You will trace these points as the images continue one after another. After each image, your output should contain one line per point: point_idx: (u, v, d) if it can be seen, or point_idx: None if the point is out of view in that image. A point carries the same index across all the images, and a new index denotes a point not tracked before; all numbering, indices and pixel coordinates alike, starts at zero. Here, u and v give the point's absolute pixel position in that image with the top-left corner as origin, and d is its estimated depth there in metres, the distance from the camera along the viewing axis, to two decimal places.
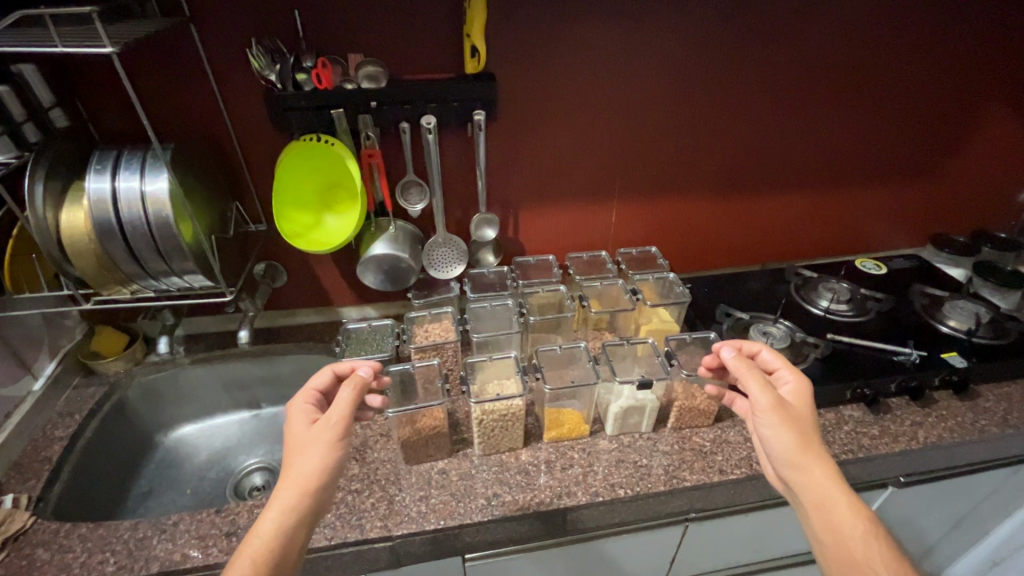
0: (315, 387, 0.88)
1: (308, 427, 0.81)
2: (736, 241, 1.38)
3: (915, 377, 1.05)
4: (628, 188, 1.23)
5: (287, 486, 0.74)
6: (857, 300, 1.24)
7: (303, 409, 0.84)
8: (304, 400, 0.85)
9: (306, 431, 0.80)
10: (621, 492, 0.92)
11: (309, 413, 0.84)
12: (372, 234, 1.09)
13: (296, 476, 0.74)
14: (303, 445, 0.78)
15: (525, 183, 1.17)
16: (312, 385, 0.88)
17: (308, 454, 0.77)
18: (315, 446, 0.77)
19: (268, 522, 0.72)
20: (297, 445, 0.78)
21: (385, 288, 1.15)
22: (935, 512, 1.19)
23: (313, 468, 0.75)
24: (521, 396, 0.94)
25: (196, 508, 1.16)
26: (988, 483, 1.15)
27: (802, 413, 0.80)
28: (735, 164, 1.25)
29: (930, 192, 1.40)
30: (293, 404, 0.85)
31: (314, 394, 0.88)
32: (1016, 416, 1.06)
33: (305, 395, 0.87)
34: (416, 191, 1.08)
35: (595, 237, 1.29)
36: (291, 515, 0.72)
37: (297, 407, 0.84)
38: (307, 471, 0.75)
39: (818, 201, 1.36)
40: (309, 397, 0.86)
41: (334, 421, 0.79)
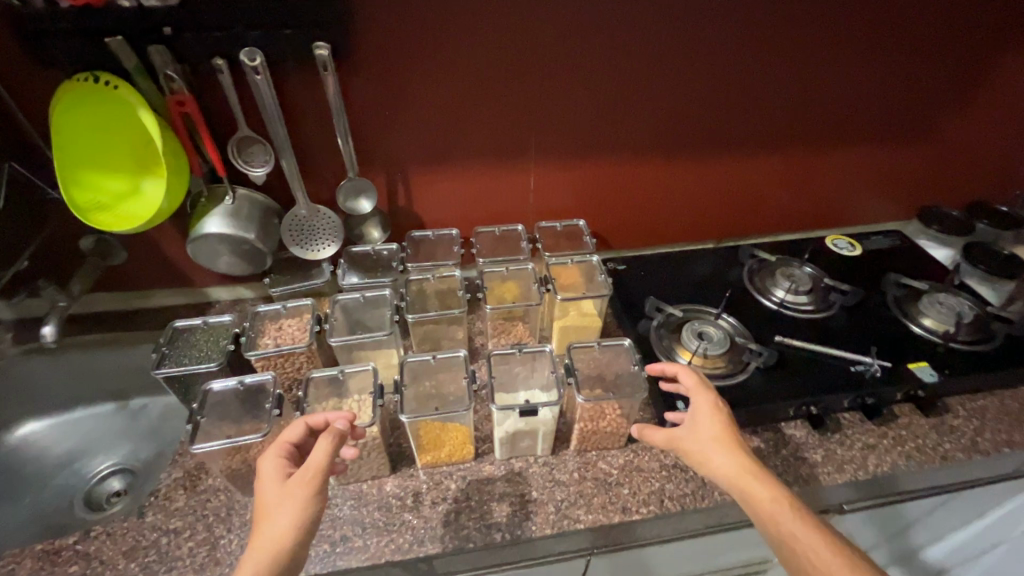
0: (288, 440, 0.69)
1: (281, 483, 0.63)
2: (685, 213, 1.15)
3: (874, 394, 0.86)
4: (550, 148, 0.99)
5: (256, 555, 0.57)
6: (818, 291, 1.03)
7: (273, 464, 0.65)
8: (275, 456, 0.66)
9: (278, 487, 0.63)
10: (498, 537, 0.76)
11: (282, 468, 0.65)
12: (204, 207, 0.85)
13: (262, 546, 0.57)
14: (271, 508, 0.60)
15: (411, 140, 0.92)
16: (284, 438, 0.69)
17: (281, 513, 0.59)
18: (295, 509, 0.60)
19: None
20: (273, 503, 0.61)
21: (236, 272, 0.92)
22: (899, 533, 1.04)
23: (290, 530, 0.58)
24: (372, 426, 0.75)
25: (30, 524, 0.99)
26: (965, 503, 0.98)
27: (711, 423, 0.69)
28: (686, 120, 1.00)
29: (924, 156, 1.16)
30: (260, 461, 0.67)
31: (286, 447, 0.68)
32: (987, 437, 0.88)
33: (277, 449, 0.67)
34: (259, 150, 0.83)
35: (510, 206, 1.06)
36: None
37: (266, 467, 0.65)
38: (282, 536, 0.58)
39: (787, 167, 1.12)
40: (281, 451, 0.67)
41: (308, 477, 0.62)
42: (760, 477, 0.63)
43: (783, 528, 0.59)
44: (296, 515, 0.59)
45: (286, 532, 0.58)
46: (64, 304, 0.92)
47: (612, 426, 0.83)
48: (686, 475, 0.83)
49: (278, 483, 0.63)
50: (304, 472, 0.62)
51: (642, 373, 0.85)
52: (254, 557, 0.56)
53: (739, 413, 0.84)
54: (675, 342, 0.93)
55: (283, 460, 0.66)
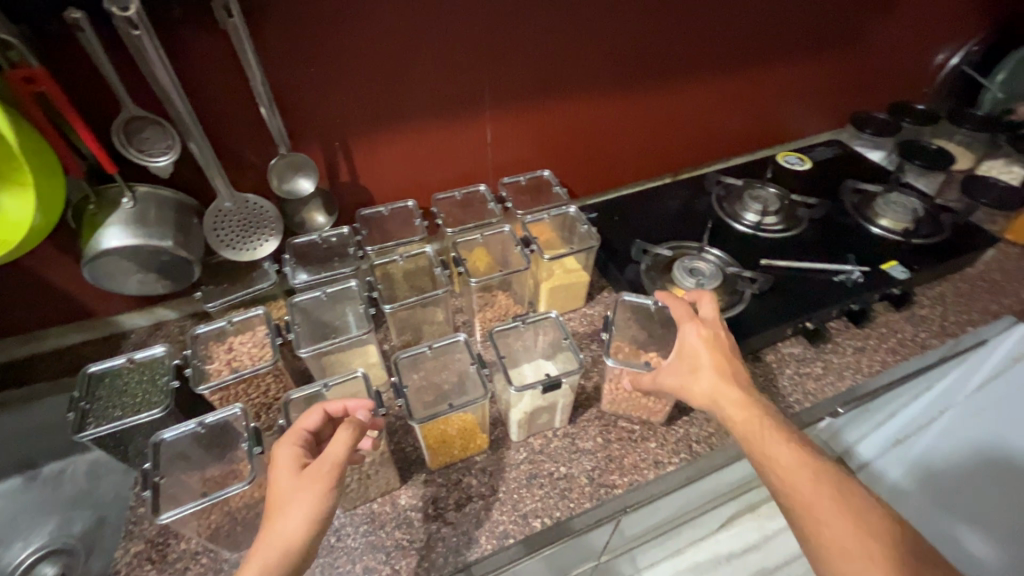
0: (304, 428, 0.59)
1: (296, 475, 0.53)
2: (647, 148, 1.10)
3: (859, 299, 0.89)
4: (505, 92, 0.88)
5: (263, 555, 0.48)
6: (786, 208, 1.04)
7: (290, 451, 0.55)
8: (291, 443, 0.56)
9: (293, 478, 0.53)
10: (536, 525, 0.70)
11: (298, 458, 0.55)
12: (95, 216, 0.66)
13: (271, 546, 0.49)
14: (281, 505, 0.51)
15: (346, 100, 0.77)
16: (299, 427, 0.59)
17: (292, 507, 0.50)
18: (311, 504, 0.51)
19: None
20: (283, 499, 0.51)
21: (158, 291, 0.74)
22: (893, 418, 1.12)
23: (301, 527, 0.50)
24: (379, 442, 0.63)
25: None
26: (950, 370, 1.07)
27: (697, 349, 0.68)
28: (642, 44, 0.93)
29: (855, 61, 1.18)
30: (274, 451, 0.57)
31: (302, 435, 0.58)
32: (952, 320, 0.94)
33: (292, 438, 0.58)
34: (156, 135, 0.64)
35: (467, 165, 0.95)
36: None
37: (281, 455, 0.56)
38: (292, 534, 0.49)
39: (738, 86, 1.10)
40: (297, 439, 0.57)
41: (325, 473, 0.52)
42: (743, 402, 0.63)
43: (768, 451, 0.59)
44: (309, 511, 0.50)
45: (296, 534, 0.49)
46: None
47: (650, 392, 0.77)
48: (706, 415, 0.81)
49: (294, 471, 0.54)
50: (321, 466, 0.52)
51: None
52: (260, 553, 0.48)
53: (745, 343, 0.83)
54: (668, 283, 0.89)
55: (300, 449, 0.57)
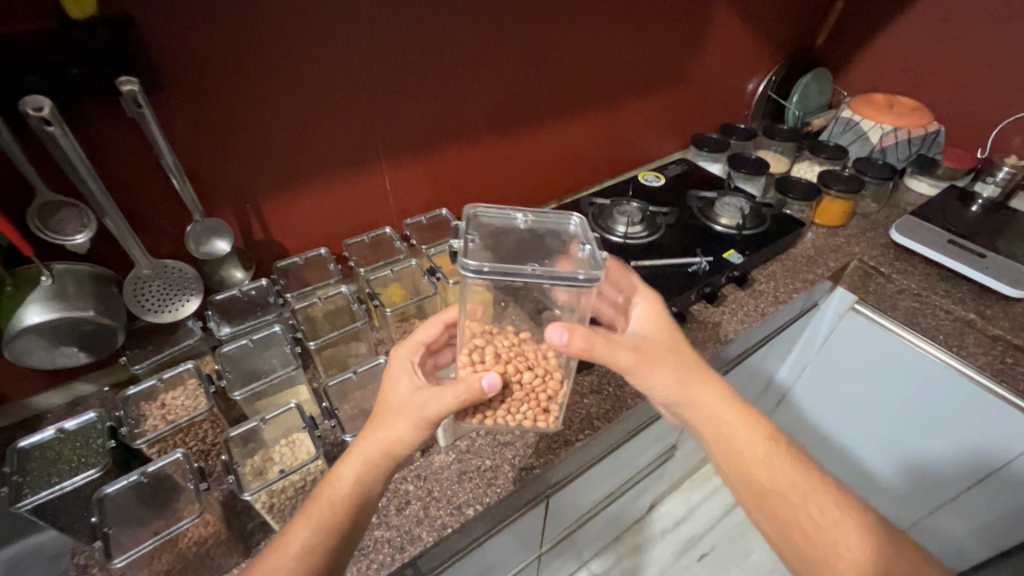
0: (422, 341, 0.76)
1: (411, 386, 0.67)
2: (529, 180, 1.28)
3: (710, 283, 1.11)
4: (397, 146, 1.01)
5: (366, 446, 0.63)
6: (648, 217, 1.25)
7: (405, 357, 0.72)
8: (407, 352, 0.73)
9: (405, 385, 0.68)
10: (470, 512, 0.80)
11: (409, 366, 0.71)
12: (12, 296, 0.69)
13: (376, 443, 0.64)
14: (387, 408, 0.66)
15: (252, 167, 0.87)
16: (419, 338, 0.76)
17: (397, 417, 0.64)
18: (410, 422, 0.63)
19: (331, 487, 0.62)
20: (392, 406, 0.66)
21: (79, 361, 0.77)
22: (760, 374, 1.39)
23: (398, 435, 0.64)
24: (318, 460, 0.71)
25: None
26: (792, 334, 1.34)
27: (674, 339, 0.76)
28: (508, 97, 1.11)
29: (685, 96, 1.46)
30: (396, 350, 0.74)
31: (418, 346, 0.76)
32: (783, 290, 1.18)
33: (410, 348, 0.75)
34: (71, 215, 0.70)
35: (372, 211, 1.06)
36: (373, 471, 0.63)
37: (398, 359, 0.73)
38: (391, 439, 0.64)
39: (596, 124, 1.32)
40: (413, 350, 0.75)
41: (427, 398, 0.64)
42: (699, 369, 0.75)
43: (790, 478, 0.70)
44: (408, 426, 0.64)
45: (395, 439, 0.64)
46: None
47: (528, 383, 0.72)
48: (603, 396, 0.96)
49: (406, 380, 0.69)
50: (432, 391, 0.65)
51: (598, 255, 0.63)
52: (365, 445, 0.64)
53: None
54: None
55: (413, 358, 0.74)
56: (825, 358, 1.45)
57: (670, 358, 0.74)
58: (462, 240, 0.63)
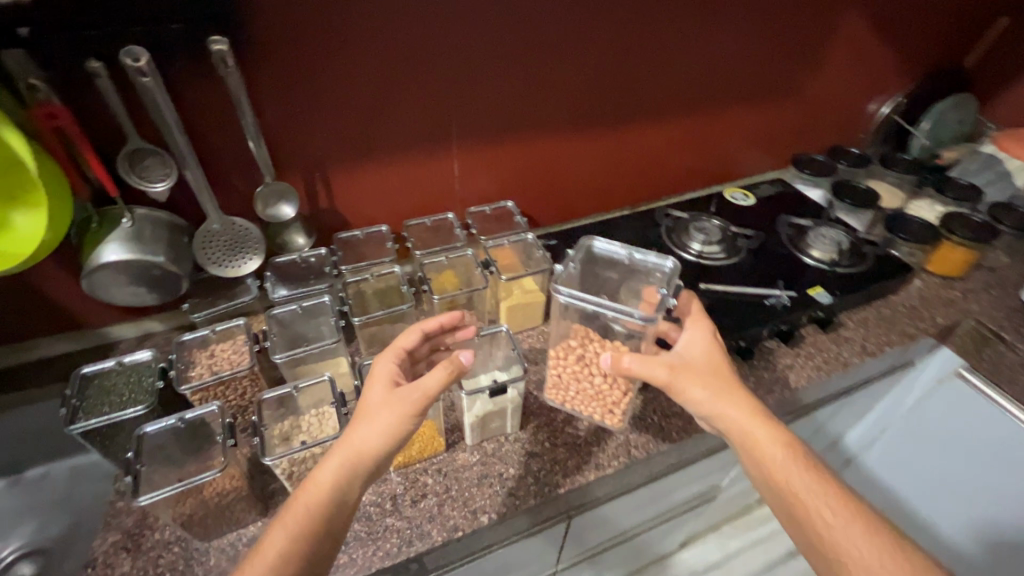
0: (402, 346, 0.74)
1: (386, 392, 0.66)
2: (602, 183, 1.22)
3: (788, 320, 0.99)
4: (471, 132, 0.99)
5: (342, 452, 0.62)
6: (728, 239, 1.15)
7: (388, 367, 0.69)
8: (390, 360, 0.71)
9: (383, 394, 0.66)
10: (484, 518, 0.77)
11: (391, 375, 0.69)
12: (95, 233, 0.74)
13: (349, 449, 0.62)
14: (359, 414, 0.65)
15: (325, 137, 0.87)
16: (399, 344, 0.74)
17: (372, 422, 0.63)
18: (387, 419, 0.63)
19: (305, 498, 0.61)
20: (371, 408, 0.65)
21: (146, 302, 0.82)
22: (828, 431, 1.24)
23: (374, 442, 0.62)
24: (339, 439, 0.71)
25: None
26: (876, 392, 1.18)
27: (715, 361, 0.72)
28: (593, 92, 1.05)
29: (792, 111, 1.32)
30: (378, 361, 0.72)
31: (399, 353, 0.73)
32: (873, 341, 1.04)
33: (394, 353, 0.72)
34: (156, 163, 0.74)
35: (437, 195, 1.05)
36: (350, 475, 0.62)
37: (380, 366, 0.70)
38: (366, 444, 0.62)
39: (685, 131, 1.22)
40: (394, 357, 0.72)
41: (414, 398, 0.64)
42: (710, 380, 0.69)
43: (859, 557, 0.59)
44: (382, 427, 0.63)
45: (371, 442, 0.62)
46: None
47: (598, 386, 0.82)
48: (646, 425, 0.89)
49: (385, 388, 0.67)
50: (411, 391, 0.65)
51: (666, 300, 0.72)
52: (339, 451, 0.62)
53: None
54: None
55: (394, 365, 0.70)
56: (913, 421, 1.30)
57: (707, 377, 0.70)
58: (563, 266, 0.79)
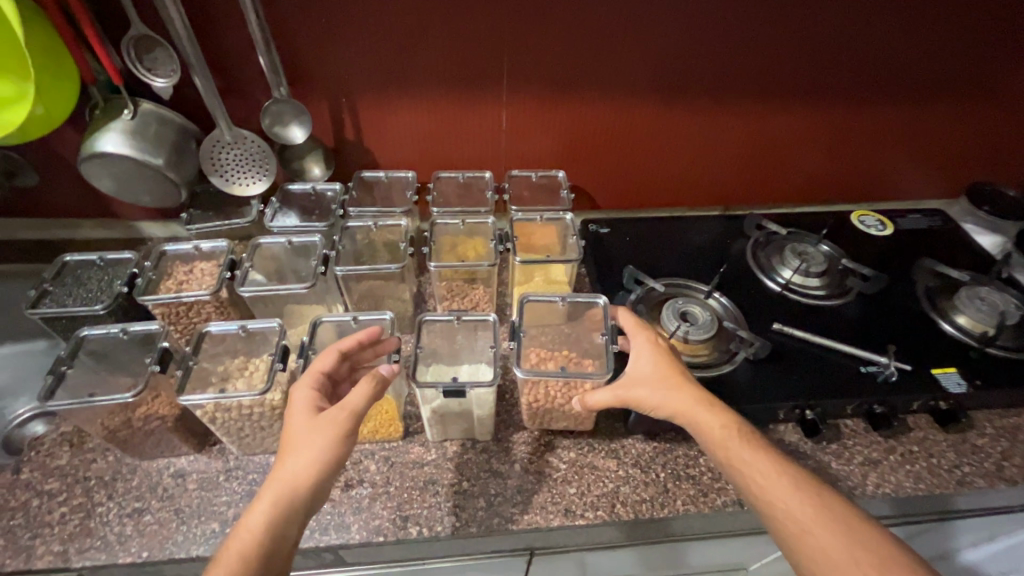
0: (320, 370, 0.60)
1: (311, 418, 0.55)
2: (686, 172, 0.99)
3: (887, 401, 0.72)
4: (526, 82, 0.83)
5: (272, 491, 0.50)
6: (833, 273, 0.87)
7: (306, 393, 0.57)
8: (308, 386, 0.58)
9: (308, 421, 0.54)
10: (412, 532, 0.65)
11: (313, 401, 0.57)
12: (98, 120, 0.71)
13: (282, 480, 0.51)
14: (283, 448, 0.53)
15: (352, 59, 0.77)
16: (315, 368, 0.60)
17: (305, 448, 0.52)
18: (322, 445, 0.52)
19: (236, 547, 0.48)
20: (297, 436, 0.53)
21: (146, 204, 0.79)
22: (944, 548, 0.89)
23: (311, 470, 0.51)
24: (257, 395, 0.62)
25: None
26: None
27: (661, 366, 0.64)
28: (695, 54, 0.82)
29: (985, 124, 0.96)
30: (291, 393, 0.58)
31: (318, 378, 0.60)
32: (1020, 463, 0.72)
33: (310, 379, 0.59)
34: (163, 56, 0.69)
35: (478, 150, 0.91)
36: (289, 513, 0.50)
37: (297, 396, 0.57)
38: (302, 474, 0.51)
39: (814, 125, 0.94)
40: (313, 383, 0.59)
41: (341, 418, 0.54)
42: (658, 378, 0.63)
43: None
44: (316, 457, 0.52)
45: (305, 475, 0.51)
46: None
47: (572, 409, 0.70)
48: (645, 480, 0.70)
49: (309, 415, 0.55)
50: (337, 413, 0.54)
51: (609, 347, 0.69)
52: (271, 487, 0.51)
53: None
54: (653, 321, 0.78)
55: (316, 393, 0.58)
56: None
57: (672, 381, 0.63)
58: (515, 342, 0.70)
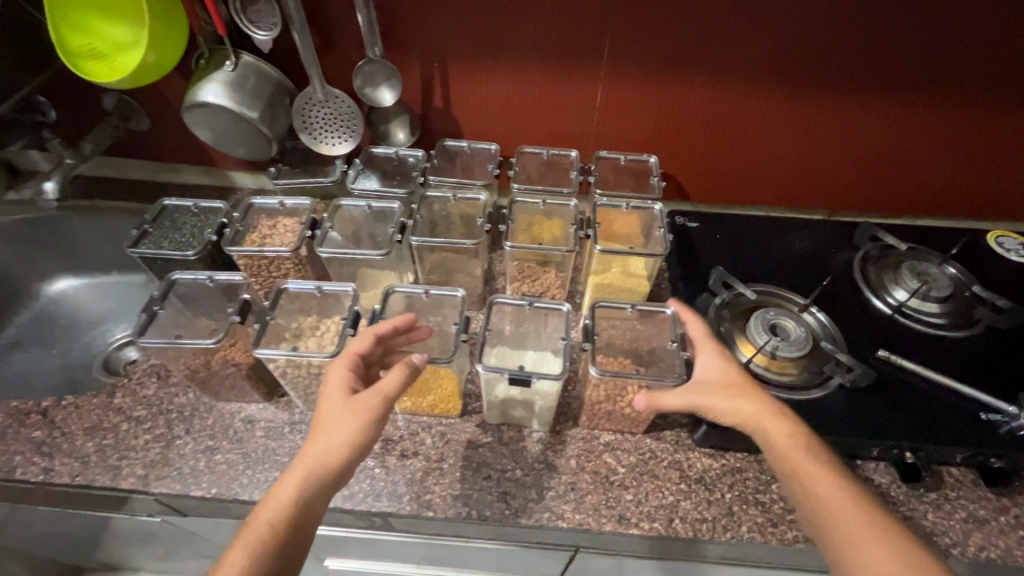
0: (356, 351, 0.59)
1: (344, 400, 0.55)
2: (794, 168, 0.89)
3: (1010, 456, 0.62)
4: (627, 56, 0.77)
5: (301, 467, 0.51)
6: (956, 300, 0.76)
7: (341, 373, 0.57)
8: (343, 366, 0.58)
9: (340, 403, 0.54)
10: (462, 512, 0.64)
11: (348, 381, 0.57)
12: (203, 71, 0.73)
13: (313, 458, 0.51)
14: (314, 426, 0.54)
15: (449, 21, 0.74)
16: (351, 348, 0.59)
17: (335, 430, 0.52)
18: (351, 431, 0.52)
19: (267, 514, 0.50)
20: (329, 416, 0.54)
21: (239, 156, 0.81)
22: None
23: (341, 451, 0.52)
24: (329, 358, 0.63)
25: (55, 391, 0.93)
26: None
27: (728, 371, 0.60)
28: (827, 32, 0.72)
29: None
30: (326, 371, 0.58)
31: (354, 360, 0.59)
32: None
33: (345, 359, 0.59)
34: (266, 9, 0.69)
35: (566, 127, 0.86)
36: (315, 491, 0.51)
37: (331, 375, 0.57)
38: (331, 455, 0.52)
39: (959, 126, 0.81)
40: (348, 364, 0.58)
41: (372, 405, 0.54)
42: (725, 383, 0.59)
43: None
44: (349, 441, 0.52)
45: (337, 455, 0.52)
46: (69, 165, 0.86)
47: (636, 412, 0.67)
48: (708, 498, 0.65)
49: (342, 396, 0.55)
50: (371, 397, 0.54)
51: (680, 355, 0.65)
52: (300, 463, 0.52)
53: None
54: (737, 330, 0.72)
55: (351, 374, 0.57)
56: None
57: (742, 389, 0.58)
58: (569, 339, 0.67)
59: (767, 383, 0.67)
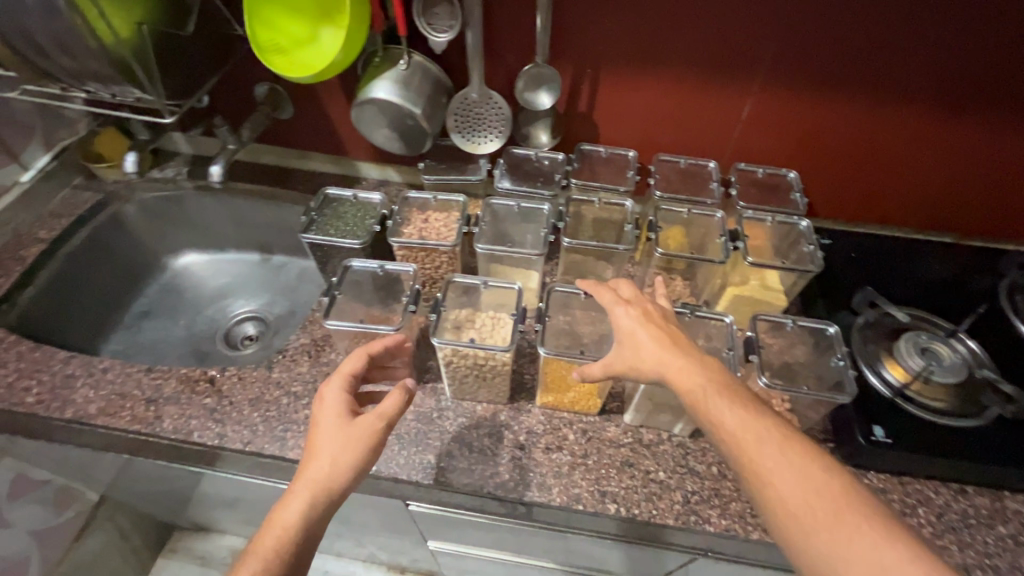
0: (349, 372, 0.62)
1: (340, 422, 0.57)
2: (938, 190, 0.87)
3: None
4: (781, 72, 0.77)
5: (300, 492, 0.53)
6: None
7: (337, 397, 0.59)
8: (338, 389, 0.60)
9: (336, 426, 0.57)
10: (610, 508, 0.67)
11: (345, 404, 0.59)
12: (376, 67, 0.77)
13: (314, 479, 0.53)
14: (319, 446, 0.56)
15: (610, 30, 0.76)
16: (343, 370, 0.62)
17: (333, 451, 0.55)
18: (348, 453, 0.55)
19: (268, 541, 0.51)
20: (324, 438, 0.56)
21: (393, 150, 0.85)
22: None
23: (342, 474, 0.54)
24: (506, 352, 0.66)
25: (185, 361, 0.98)
26: None
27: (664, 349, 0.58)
28: (999, 54, 0.71)
29: None
30: (321, 392, 0.60)
31: (347, 381, 0.61)
32: None
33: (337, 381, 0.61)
34: (445, 13, 0.72)
35: (704, 139, 0.87)
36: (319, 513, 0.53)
37: (326, 399, 0.59)
38: (332, 477, 0.54)
39: None
40: (343, 386, 0.60)
41: (372, 429, 0.57)
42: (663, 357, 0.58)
43: None
44: (352, 461, 0.55)
45: (339, 478, 0.54)
46: (232, 149, 0.96)
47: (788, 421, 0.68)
48: None
49: (338, 417, 0.57)
50: (372, 420, 0.57)
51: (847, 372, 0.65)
52: (302, 485, 0.53)
53: (953, 464, 0.64)
54: (886, 352, 0.72)
55: (346, 398, 0.60)
56: None
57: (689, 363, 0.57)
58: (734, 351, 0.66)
59: (922, 408, 0.67)
